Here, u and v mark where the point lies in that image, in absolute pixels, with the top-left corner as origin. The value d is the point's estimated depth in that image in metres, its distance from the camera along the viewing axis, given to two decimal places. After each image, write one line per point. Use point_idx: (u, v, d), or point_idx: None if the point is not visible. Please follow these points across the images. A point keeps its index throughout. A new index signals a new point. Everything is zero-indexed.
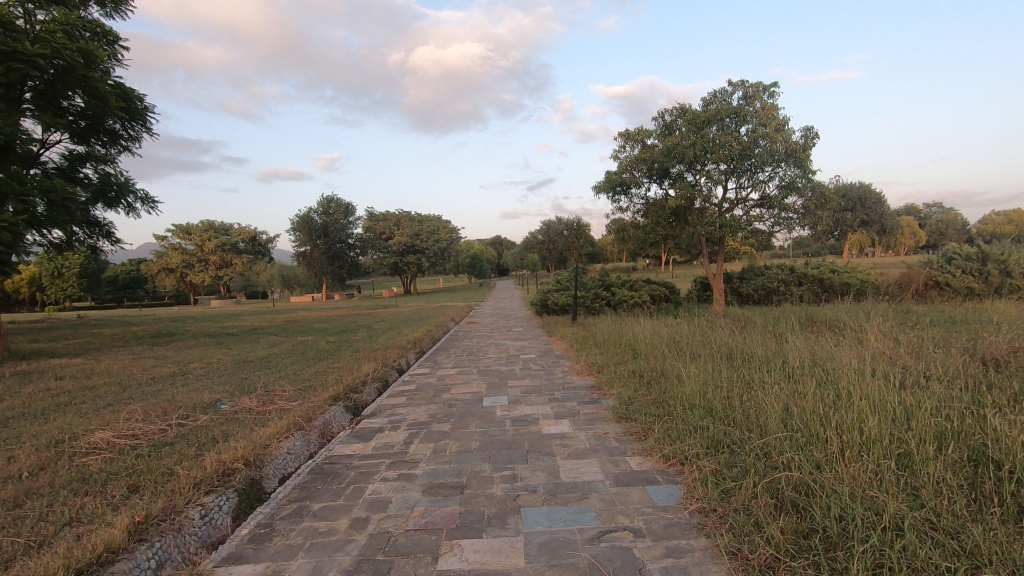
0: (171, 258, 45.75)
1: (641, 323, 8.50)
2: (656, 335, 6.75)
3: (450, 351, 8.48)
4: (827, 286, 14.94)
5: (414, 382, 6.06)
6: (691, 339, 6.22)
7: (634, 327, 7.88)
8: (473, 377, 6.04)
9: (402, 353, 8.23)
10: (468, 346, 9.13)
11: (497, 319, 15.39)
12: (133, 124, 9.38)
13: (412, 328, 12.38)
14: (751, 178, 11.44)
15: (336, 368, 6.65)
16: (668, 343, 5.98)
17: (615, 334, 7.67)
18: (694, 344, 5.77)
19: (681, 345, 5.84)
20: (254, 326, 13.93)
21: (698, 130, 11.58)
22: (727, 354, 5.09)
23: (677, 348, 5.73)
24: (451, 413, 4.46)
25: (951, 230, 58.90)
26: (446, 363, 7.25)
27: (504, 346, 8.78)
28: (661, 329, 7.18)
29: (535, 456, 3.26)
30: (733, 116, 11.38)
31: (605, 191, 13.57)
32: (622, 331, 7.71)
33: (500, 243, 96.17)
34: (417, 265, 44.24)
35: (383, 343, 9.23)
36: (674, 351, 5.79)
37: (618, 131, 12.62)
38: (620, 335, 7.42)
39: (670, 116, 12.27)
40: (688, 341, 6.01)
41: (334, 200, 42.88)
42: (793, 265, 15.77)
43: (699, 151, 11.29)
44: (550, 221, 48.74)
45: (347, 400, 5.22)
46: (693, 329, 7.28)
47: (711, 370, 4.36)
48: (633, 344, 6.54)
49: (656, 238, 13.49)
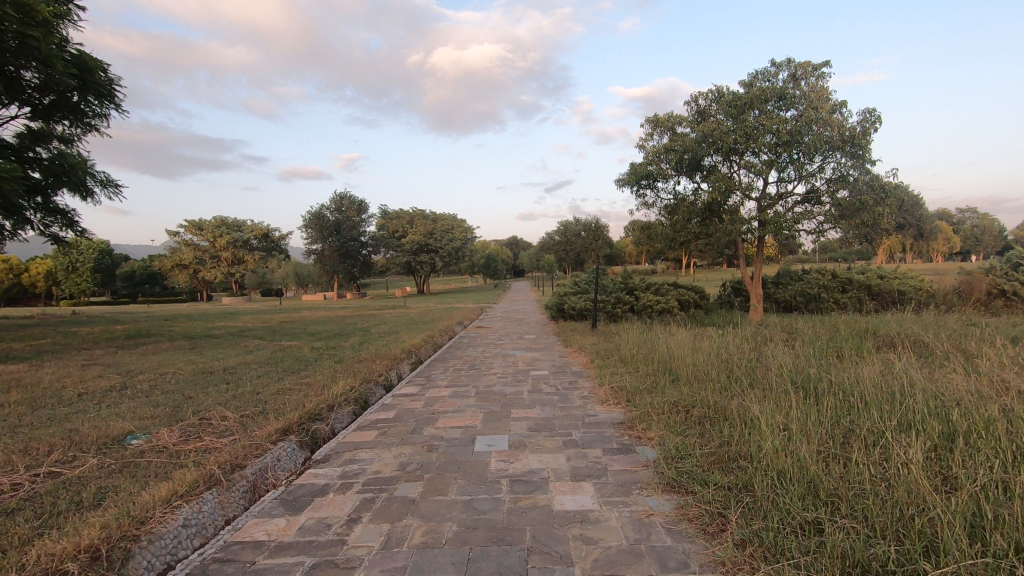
0: (184, 254, 45.43)
1: (674, 334, 7.19)
2: (699, 352, 5.42)
3: (449, 364, 7.28)
4: (875, 294, 13.44)
5: (396, 406, 4.86)
6: (747, 360, 4.89)
7: (667, 339, 6.57)
8: (469, 403, 4.81)
9: (392, 366, 7.03)
10: (471, 357, 7.90)
11: (508, 324, 14.18)
12: (99, 100, 8.36)
13: (413, 332, 11.21)
14: (798, 170, 9.98)
15: (306, 386, 5.46)
16: (717, 366, 4.69)
17: (644, 348, 6.38)
18: (752, 370, 4.44)
19: (736, 370, 4.53)
20: (244, 327, 12.86)
21: (737, 116, 10.22)
22: (804, 387, 3.80)
23: (731, 374, 4.41)
24: (428, 464, 3.23)
25: (988, 236, 56.31)
26: (440, 381, 6.05)
27: (512, 359, 7.53)
28: (703, 343, 5.86)
29: (540, 567, 2.01)
30: (778, 100, 10.00)
31: (629, 184, 12.27)
32: (653, 345, 6.42)
33: (516, 244, 95.09)
34: (431, 265, 43.31)
35: (374, 351, 8.06)
36: (725, 376, 4.51)
37: (646, 117, 11.32)
38: (651, 350, 6.11)
39: (705, 101, 10.99)
40: (742, 364, 4.69)
41: (348, 198, 42.08)
42: (835, 271, 14.30)
43: (739, 139, 9.93)
44: (568, 222, 47.45)
45: (301, 433, 4.02)
46: (742, 344, 5.95)
47: (794, 415, 3.09)
48: (670, 365, 5.25)
49: (686, 237, 12.16)
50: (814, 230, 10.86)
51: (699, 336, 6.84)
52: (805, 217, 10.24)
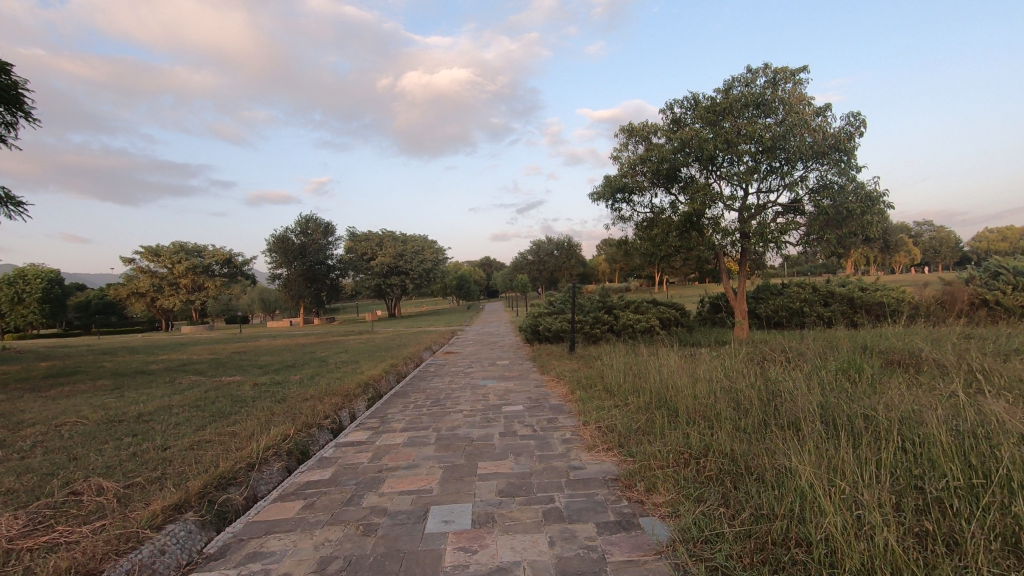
0: (139, 281, 43.23)
1: (663, 357, 6.44)
2: (699, 381, 4.64)
3: (409, 400, 6.36)
4: (857, 306, 13.04)
5: (335, 461, 3.93)
6: (757, 393, 4.13)
7: (657, 365, 5.80)
8: (426, 453, 3.93)
9: (344, 404, 6.08)
10: (436, 389, 7.02)
11: (480, 348, 13.32)
12: (4, 108, 7.34)
13: (374, 361, 10.23)
14: (781, 178, 9.44)
15: (230, 436, 4.50)
16: (724, 401, 3.92)
17: (632, 376, 5.61)
18: (769, 408, 3.69)
19: (750, 409, 3.76)
20: (188, 359, 11.67)
21: (715, 123, 9.65)
22: (843, 431, 3.05)
23: (745, 413, 3.64)
24: (358, 561, 2.33)
25: (946, 247, 58.06)
26: (397, 422, 5.14)
27: (482, 390, 6.68)
28: (700, 369, 5.10)
29: None
30: (758, 105, 9.44)
31: (604, 198, 11.66)
32: (641, 372, 5.64)
33: (489, 264, 94.44)
34: (401, 288, 42.17)
35: (325, 385, 7.10)
36: (735, 413, 3.75)
37: (619, 127, 10.73)
38: (640, 380, 5.33)
39: (681, 109, 10.48)
40: (755, 400, 3.92)
41: (313, 220, 40.74)
42: (816, 284, 13.88)
43: (719, 146, 9.35)
44: (540, 241, 47.06)
45: (200, 509, 3.07)
46: (744, 368, 5.20)
47: (848, 479, 2.36)
48: (666, 398, 4.46)
49: (664, 252, 11.56)
50: (798, 242, 10.35)
51: (692, 359, 6.10)
52: (791, 226, 9.68)
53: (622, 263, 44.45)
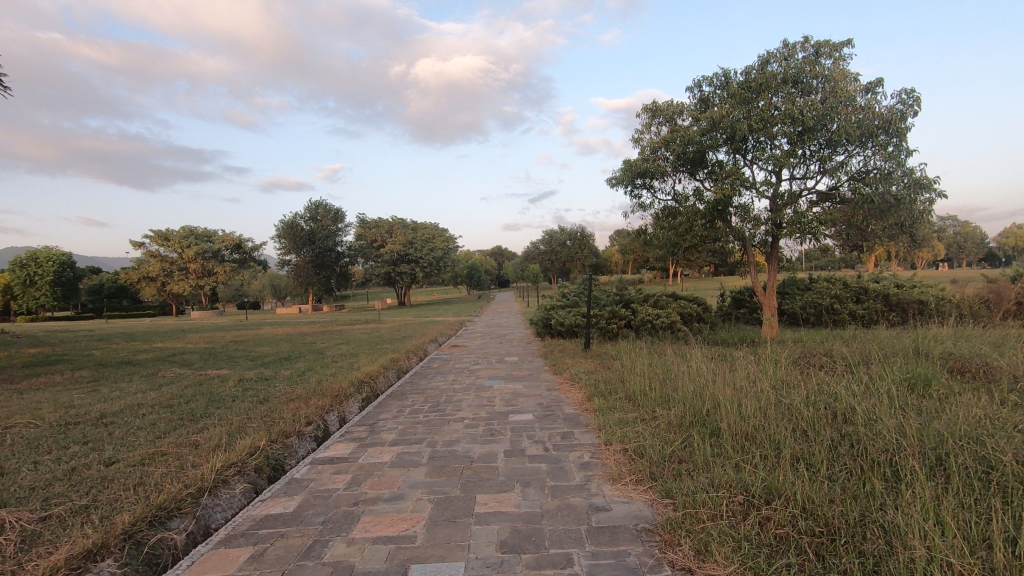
0: (149, 265, 43.08)
1: (693, 360, 5.70)
2: (743, 396, 3.91)
3: (405, 403, 5.68)
4: (893, 304, 12.17)
5: (307, 486, 3.26)
6: (820, 417, 3.39)
7: (687, 370, 5.07)
8: (415, 479, 3.24)
9: (332, 407, 5.43)
10: (438, 389, 6.34)
11: (488, 341, 12.64)
12: None
13: (374, 354, 9.57)
14: (821, 164, 8.58)
15: (191, 447, 3.85)
16: (781, 428, 3.18)
17: (659, 383, 4.89)
18: (843, 442, 2.96)
19: (816, 441, 3.03)
20: (181, 347, 11.11)
21: (749, 101, 8.77)
22: (959, 484, 2.33)
23: (812, 446, 2.92)
24: None
25: (972, 242, 56.28)
26: (387, 432, 4.46)
27: (487, 392, 5.98)
28: (741, 378, 4.36)
29: None
30: (798, 82, 8.50)
31: (624, 183, 10.87)
32: (670, 379, 4.91)
33: (501, 254, 93.74)
34: (411, 276, 41.62)
35: (317, 383, 6.46)
36: (800, 443, 3.01)
37: (643, 106, 9.90)
38: (668, 390, 4.61)
39: (710, 88, 9.66)
40: (819, 429, 3.19)
41: (323, 206, 40.21)
42: (847, 280, 13.01)
43: (753, 127, 8.48)
44: (553, 230, 46.26)
45: (122, 556, 2.40)
46: (792, 379, 4.45)
47: None
48: (706, 417, 3.74)
49: (687, 243, 10.78)
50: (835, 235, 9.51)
51: (728, 364, 5.35)
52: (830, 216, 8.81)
53: (635, 254, 43.47)
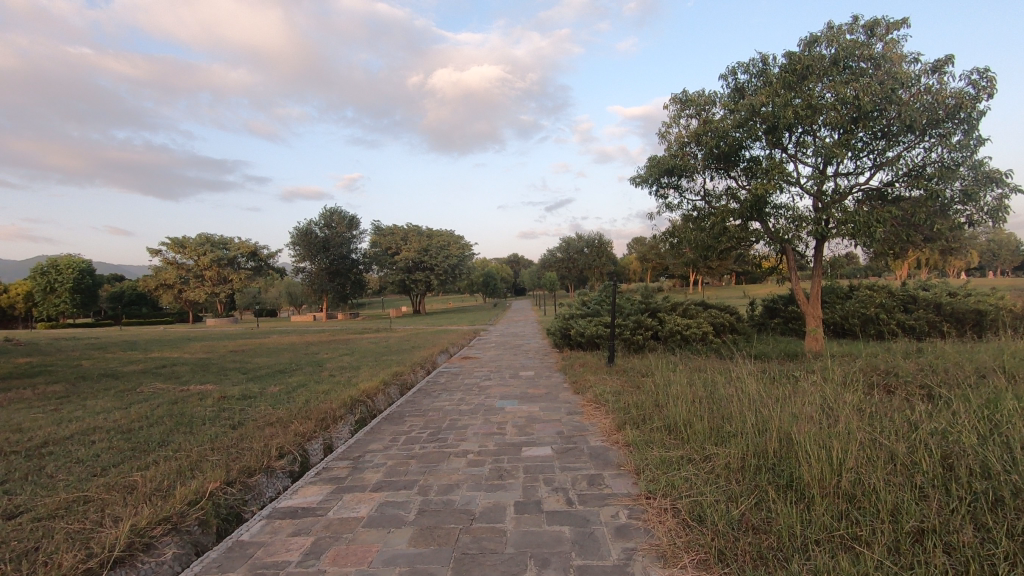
0: (166, 273, 43.13)
1: (744, 382, 4.77)
2: (828, 436, 3.00)
3: (401, 429, 4.84)
4: (946, 314, 11.04)
5: (252, 555, 2.46)
6: (948, 480, 2.47)
7: (740, 397, 4.16)
8: (395, 549, 2.41)
9: (315, 434, 4.64)
10: (441, 411, 5.51)
11: (502, 352, 11.78)
12: None
13: (377, 367, 8.78)
14: (874, 156, 7.63)
15: (123, 492, 3.07)
16: (901, 498, 2.30)
17: (706, 413, 3.99)
18: (1004, 524, 2.04)
19: (961, 521, 2.12)
20: (176, 358, 10.46)
21: (792, 88, 7.83)
22: None
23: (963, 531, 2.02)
24: None
25: (1008, 250, 53.99)
26: (372, 470, 3.64)
27: (498, 416, 5.12)
28: (817, 411, 3.45)
29: None
30: (850, 63, 7.49)
31: (650, 180, 10.01)
32: (720, 408, 4.02)
33: (517, 262, 93.04)
34: (426, 284, 41.00)
35: (305, 402, 5.69)
36: (935, 524, 2.13)
37: (671, 96, 9.06)
38: (721, 424, 3.72)
39: (746, 76, 8.79)
40: (959, 500, 2.27)
41: (338, 213, 39.85)
42: (893, 289, 11.91)
43: (797, 115, 7.51)
44: (570, 237, 45.38)
45: None
46: (881, 414, 3.52)
47: None
48: (781, 468, 2.87)
49: (719, 246, 9.86)
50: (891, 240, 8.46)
51: (788, 388, 4.43)
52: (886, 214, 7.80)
53: (655, 262, 42.34)
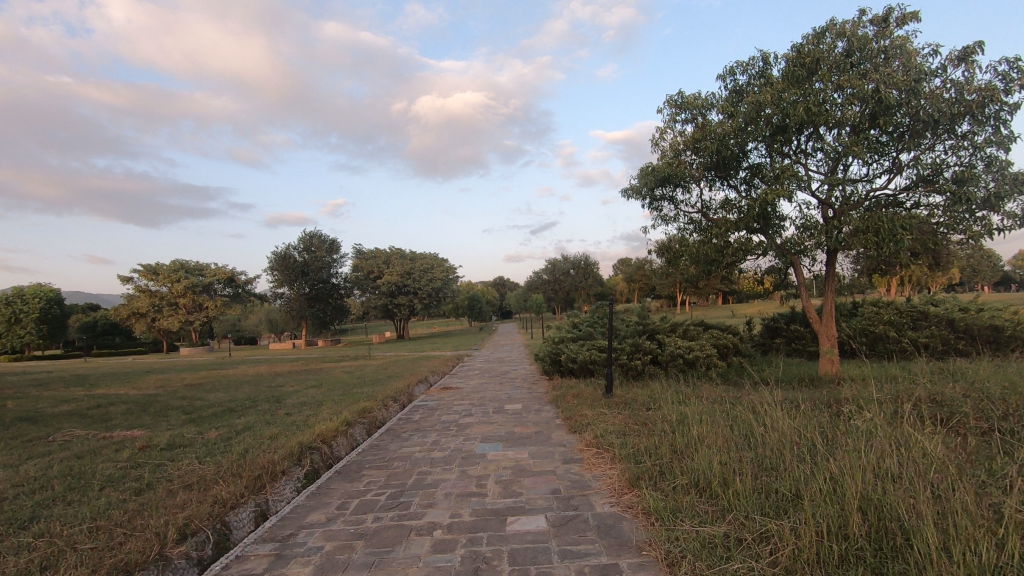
0: (138, 301, 41.50)
1: (780, 422, 3.88)
2: (946, 515, 2.12)
3: (355, 489, 3.85)
4: (959, 330, 10.34)
5: None
6: None
7: (786, 447, 3.26)
8: None
9: (243, 499, 3.63)
10: (409, 460, 4.53)
11: (485, 381, 10.80)
12: None
13: (343, 402, 7.72)
14: (893, 158, 6.90)
15: None
16: None
17: (747, 469, 3.09)
18: None
19: None
20: (119, 396, 9.28)
21: (800, 85, 7.12)
22: None
23: None
24: None
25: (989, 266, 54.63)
26: (303, 560, 2.65)
27: (477, 467, 4.15)
28: (907, 471, 2.56)
29: None
30: (864, 57, 6.78)
31: (644, 189, 9.24)
32: (764, 465, 3.11)
33: (502, 284, 92.32)
34: (410, 308, 39.90)
35: (242, 452, 4.67)
36: None
37: (666, 98, 8.34)
38: (772, 487, 2.82)
39: (745, 76, 8.12)
40: None
41: (318, 237, 38.83)
42: (901, 304, 11.21)
43: (808, 113, 6.78)
44: (556, 259, 44.85)
45: None
46: (988, 473, 2.64)
47: None
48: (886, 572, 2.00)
49: (721, 260, 9.08)
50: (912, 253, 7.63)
51: (840, 431, 3.54)
52: (911, 220, 6.99)
53: (643, 282, 41.75)
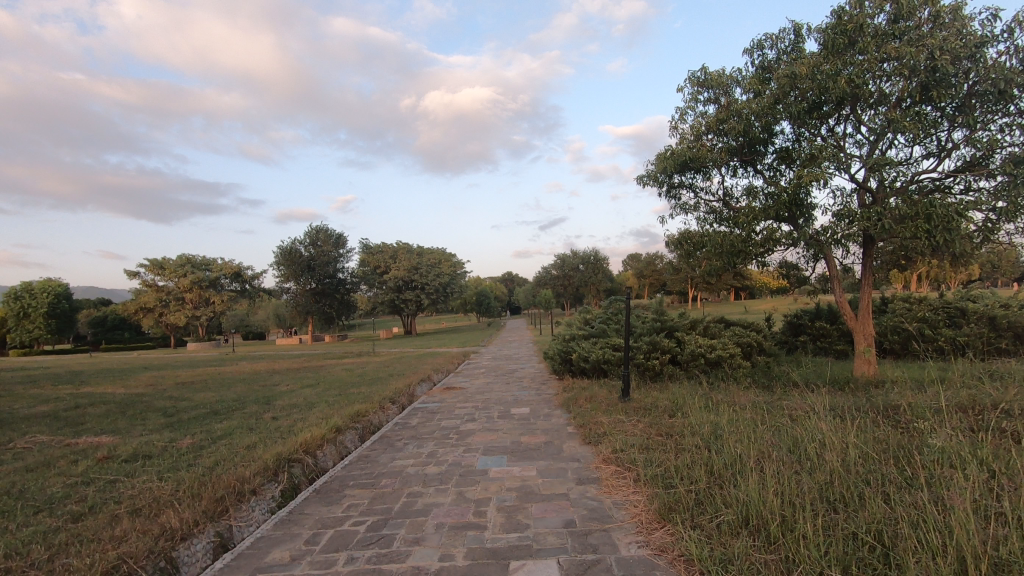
0: (145, 296, 41.38)
1: (839, 442, 3.25)
2: None
3: (332, 515, 3.26)
4: (1002, 328, 9.57)
5: None
6: None
7: (858, 479, 2.63)
8: None
9: (198, 528, 3.06)
10: (400, 477, 3.94)
11: (492, 380, 10.24)
12: None
13: (338, 404, 7.17)
14: (945, 136, 6.17)
15: None
16: None
17: (814, 506, 2.47)
18: None
19: None
20: (106, 395, 8.81)
21: (839, 56, 6.40)
22: None
23: None
24: None
25: None
26: None
27: (477, 488, 3.55)
28: None
29: None
30: (915, 23, 6.02)
31: (662, 176, 8.60)
32: (833, 502, 2.48)
33: (511, 280, 91.72)
34: (417, 304, 39.45)
35: (211, 465, 4.10)
36: None
37: (687, 75, 7.67)
38: (850, 533, 2.21)
39: (775, 50, 7.44)
40: None
41: (325, 231, 38.40)
42: (937, 300, 10.46)
43: (848, 86, 6.08)
44: (566, 254, 44.18)
45: None
46: None
47: None
48: None
49: (745, 252, 8.41)
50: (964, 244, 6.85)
51: (921, 455, 2.88)
52: (965, 207, 6.24)
53: (653, 277, 40.97)
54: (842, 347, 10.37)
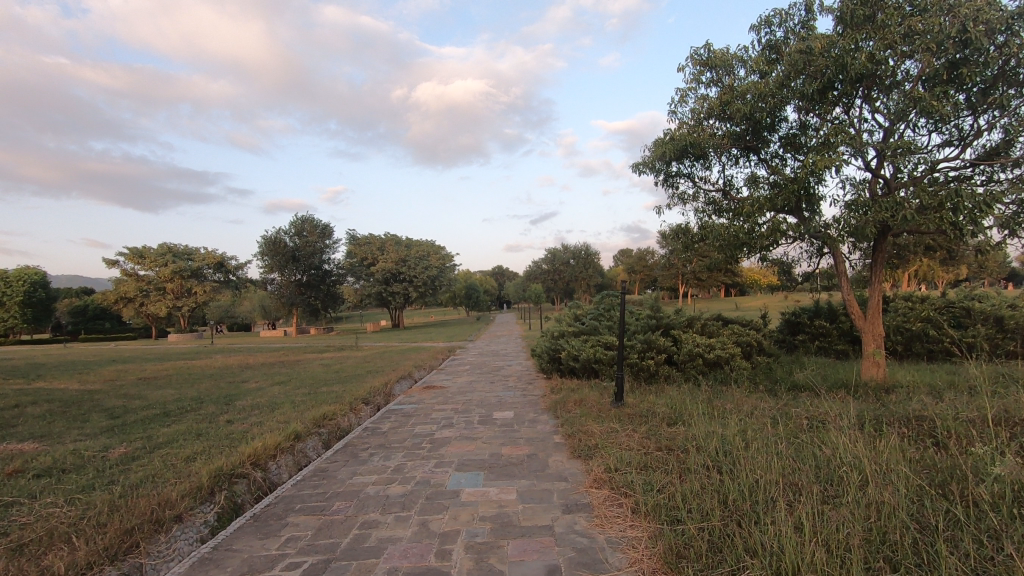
0: (124, 286, 40.29)
1: (876, 473, 2.72)
2: None
3: (265, 551, 2.67)
4: (1009, 329, 9.15)
5: None
6: None
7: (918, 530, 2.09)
8: None
9: (93, 571, 2.46)
10: (356, 499, 3.35)
11: (476, 377, 9.69)
12: None
13: (305, 405, 6.56)
14: (971, 119, 5.64)
15: None
16: None
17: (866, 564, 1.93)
18: None
19: None
20: (57, 391, 8.14)
21: (858, 31, 5.83)
22: None
23: None
24: None
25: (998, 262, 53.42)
26: None
27: (445, 517, 2.98)
28: None
29: None
30: None
31: (660, 163, 8.05)
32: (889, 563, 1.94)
33: (501, 274, 91.15)
34: (405, 296, 38.78)
35: (136, 483, 3.50)
36: None
37: (690, 54, 7.10)
38: None
39: (783, 29, 6.89)
40: None
41: (310, 221, 37.51)
42: (941, 300, 10.04)
43: (868, 63, 5.53)
44: (557, 248, 43.67)
45: None
46: None
47: None
48: None
49: (746, 246, 7.89)
50: (985, 239, 6.34)
51: (989, 491, 2.33)
52: (992, 197, 5.69)
53: (644, 273, 40.57)
54: (842, 347, 9.93)
